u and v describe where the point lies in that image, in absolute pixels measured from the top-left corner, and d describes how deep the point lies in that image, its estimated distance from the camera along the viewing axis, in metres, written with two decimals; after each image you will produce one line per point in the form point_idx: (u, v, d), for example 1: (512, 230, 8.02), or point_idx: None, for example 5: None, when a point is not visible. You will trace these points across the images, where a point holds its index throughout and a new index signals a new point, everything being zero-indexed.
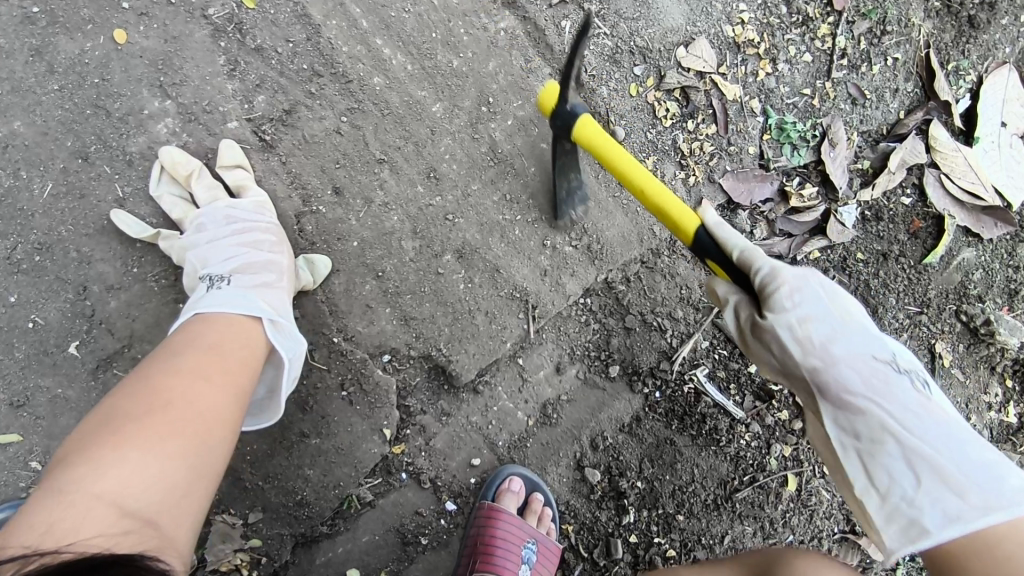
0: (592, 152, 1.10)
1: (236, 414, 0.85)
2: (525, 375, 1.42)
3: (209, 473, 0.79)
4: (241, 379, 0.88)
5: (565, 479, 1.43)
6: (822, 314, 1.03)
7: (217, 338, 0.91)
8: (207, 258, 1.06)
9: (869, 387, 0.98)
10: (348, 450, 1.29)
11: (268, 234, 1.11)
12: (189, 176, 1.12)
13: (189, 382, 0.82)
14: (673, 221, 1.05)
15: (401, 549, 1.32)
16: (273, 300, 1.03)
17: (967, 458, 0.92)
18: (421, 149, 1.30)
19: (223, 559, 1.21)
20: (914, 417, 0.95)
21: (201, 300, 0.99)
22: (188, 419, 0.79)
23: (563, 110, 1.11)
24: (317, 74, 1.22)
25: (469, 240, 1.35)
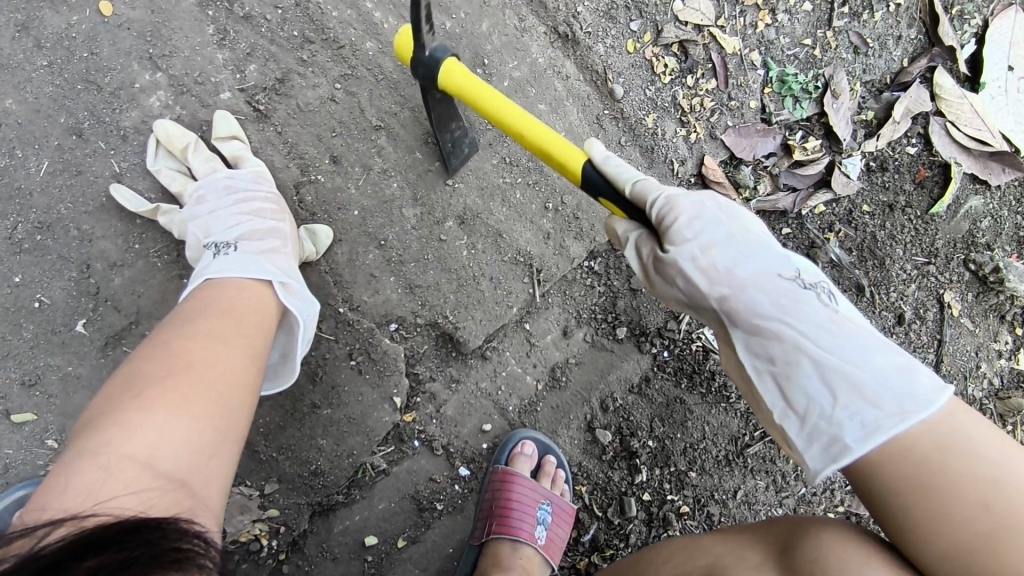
0: (464, 98, 1.07)
1: (254, 376, 0.86)
2: (532, 340, 1.42)
3: (234, 435, 0.80)
4: (258, 343, 0.89)
5: (576, 442, 1.44)
6: (702, 232, 0.99)
7: (230, 303, 0.91)
8: (210, 228, 1.06)
9: (775, 307, 0.91)
10: (360, 419, 1.29)
11: (269, 203, 1.10)
12: (185, 148, 1.11)
13: (207, 348, 0.83)
14: (556, 161, 1.02)
15: (417, 515, 1.33)
16: (281, 264, 1.03)
17: (879, 369, 0.84)
18: (417, 114, 1.28)
19: (242, 529, 1.23)
20: (823, 334, 0.88)
21: (207, 267, 0.99)
22: (210, 382, 0.79)
23: (422, 59, 1.05)
24: (309, 40, 1.21)
25: (470, 205, 1.34)
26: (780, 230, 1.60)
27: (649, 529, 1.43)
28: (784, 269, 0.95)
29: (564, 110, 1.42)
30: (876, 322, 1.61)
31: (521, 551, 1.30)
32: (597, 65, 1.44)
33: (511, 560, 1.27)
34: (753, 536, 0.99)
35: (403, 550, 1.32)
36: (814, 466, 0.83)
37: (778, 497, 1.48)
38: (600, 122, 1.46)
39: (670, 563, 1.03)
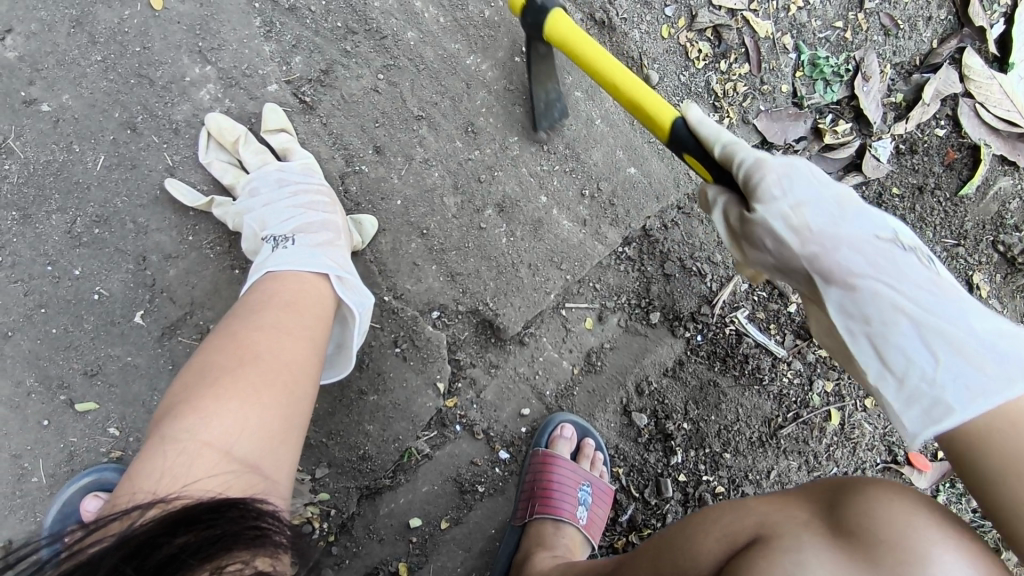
0: (566, 50, 1.09)
1: (318, 366, 0.88)
2: (568, 325, 1.44)
3: (299, 422, 0.82)
4: (319, 336, 0.91)
5: (612, 424, 1.47)
6: (798, 192, 0.91)
7: (292, 295, 0.93)
8: (264, 220, 1.08)
9: (875, 267, 0.85)
10: (405, 405, 1.32)
11: (321, 195, 1.12)
12: (236, 142, 1.13)
13: (273, 338, 0.85)
14: (646, 113, 1.01)
15: (459, 497, 1.37)
16: (336, 256, 1.04)
17: (974, 331, 0.80)
18: (457, 104, 1.29)
19: (295, 513, 1.26)
20: (925, 293, 0.83)
21: (267, 259, 1.01)
22: (277, 371, 0.82)
23: (533, 8, 1.09)
24: (352, 31, 1.21)
25: (509, 193, 1.35)
26: None
27: (685, 509, 1.46)
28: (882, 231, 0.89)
29: (600, 96, 1.41)
30: None
31: (564, 530, 1.33)
32: (632, 51, 1.46)
33: (555, 538, 1.30)
34: (794, 495, 0.88)
35: (446, 531, 1.36)
36: (907, 427, 0.79)
37: (810, 477, 1.51)
38: None
39: (714, 527, 0.88)
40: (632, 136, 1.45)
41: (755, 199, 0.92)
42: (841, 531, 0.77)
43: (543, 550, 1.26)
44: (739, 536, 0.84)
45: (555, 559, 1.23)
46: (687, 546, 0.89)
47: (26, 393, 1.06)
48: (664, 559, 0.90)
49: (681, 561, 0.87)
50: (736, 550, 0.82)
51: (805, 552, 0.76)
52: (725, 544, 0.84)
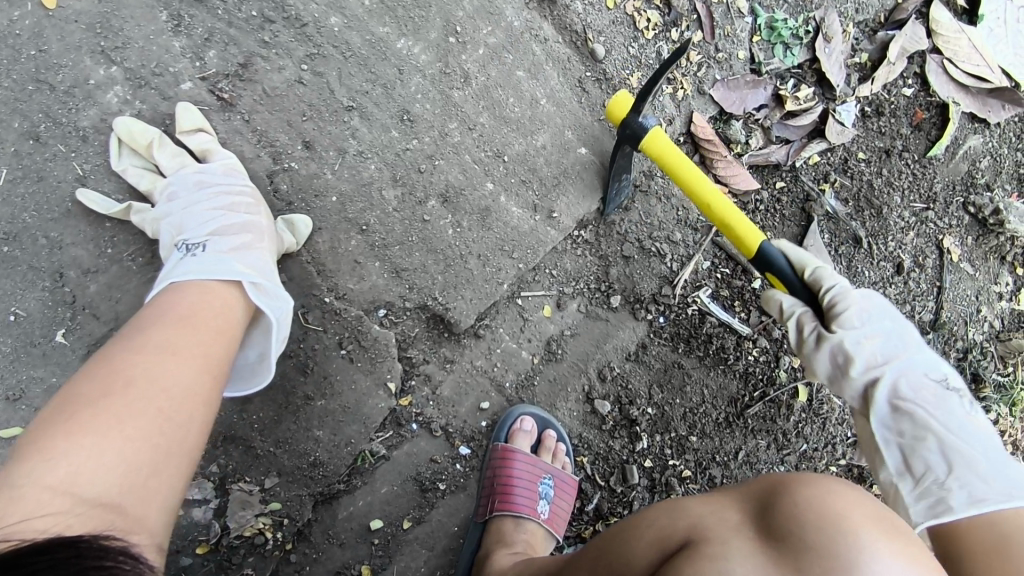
0: (660, 163, 1.19)
1: (209, 387, 0.82)
2: (525, 315, 1.40)
3: (180, 452, 0.77)
4: (215, 353, 0.85)
5: (575, 413, 1.43)
6: (871, 321, 1.12)
7: (188, 307, 0.87)
8: (180, 225, 1.02)
9: (919, 396, 1.06)
10: (355, 408, 1.28)
11: (244, 199, 1.06)
12: (149, 145, 1.06)
13: (152, 359, 0.79)
14: (734, 234, 1.14)
15: (421, 496, 1.34)
16: (252, 261, 0.99)
17: (990, 459, 0.99)
18: (390, 91, 1.23)
19: (246, 524, 1.23)
20: (958, 426, 1.03)
21: (175, 267, 0.96)
22: (151, 398, 0.76)
23: (632, 122, 1.19)
24: (269, 20, 1.14)
25: (452, 182, 1.29)
26: (774, 184, 1.55)
27: (652, 495, 1.44)
28: (936, 375, 1.10)
29: (544, 74, 1.35)
30: (876, 274, 1.56)
31: (526, 526, 1.31)
32: (576, 25, 1.36)
33: (516, 535, 1.28)
34: (735, 492, 0.85)
35: (409, 531, 1.33)
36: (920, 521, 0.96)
37: (779, 455, 1.48)
38: (582, 85, 1.38)
39: (650, 528, 0.86)
40: (580, 114, 1.38)
41: (834, 321, 1.12)
42: (770, 535, 0.74)
43: (504, 548, 1.24)
44: (672, 536, 0.81)
45: (516, 555, 1.21)
46: (624, 549, 0.87)
47: None
48: (603, 559, 0.88)
49: (619, 565, 0.85)
50: (667, 554, 0.79)
51: (730, 560, 0.73)
52: (658, 546, 0.82)
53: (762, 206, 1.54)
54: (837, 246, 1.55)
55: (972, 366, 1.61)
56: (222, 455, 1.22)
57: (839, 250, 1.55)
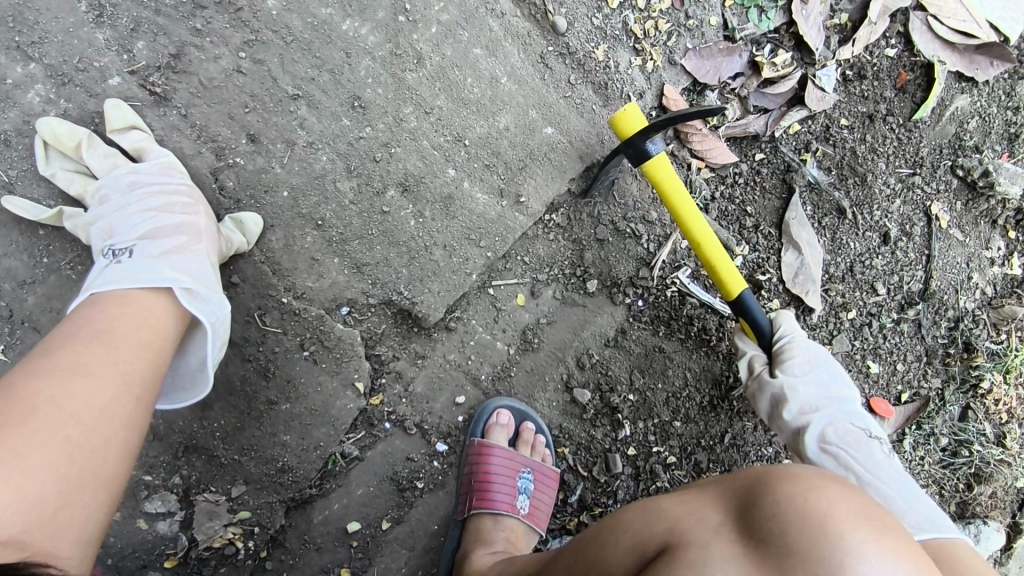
0: (659, 190, 1.21)
1: (127, 412, 0.79)
2: (497, 305, 1.35)
3: (92, 482, 0.74)
4: (136, 374, 0.82)
5: (554, 404, 1.39)
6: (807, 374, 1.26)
7: (107, 324, 0.84)
8: (109, 229, 0.98)
9: (845, 441, 1.21)
10: (323, 410, 1.23)
11: (179, 201, 1.01)
12: (77, 146, 1.00)
13: (62, 384, 0.75)
14: (721, 278, 1.22)
15: (398, 496, 1.29)
16: (184, 267, 0.95)
17: (906, 497, 1.13)
18: (338, 77, 1.16)
19: (214, 535, 1.18)
20: (878, 469, 1.17)
21: (97, 277, 0.92)
22: (60, 426, 0.72)
23: (637, 145, 1.19)
24: (200, 6, 1.07)
25: (411, 170, 1.23)
26: (753, 156, 1.49)
27: (637, 483, 1.39)
28: (862, 424, 1.25)
29: (503, 51, 1.28)
30: (862, 245, 1.50)
31: (505, 524, 1.27)
32: None
33: (494, 532, 1.24)
34: (713, 490, 0.80)
35: (388, 532, 1.29)
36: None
37: (767, 436, 1.44)
38: (544, 62, 1.31)
39: (627, 533, 0.80)
40: (544, 91, 1.31)
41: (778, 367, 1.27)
42: (752, 538, 0.69)
43: (482, 548, 1.20)
44: (649, 543, 0.76)
45: (495, 555, 1.17)
46: (600, 554, 0.81)
47: None
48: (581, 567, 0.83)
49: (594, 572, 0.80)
50: (645, 561, 0.74)
51: (710, 566, 0.68)
52: (636, 554, 0.77)
53: (741, 179, 1.48)
54: (821, 218, 1.49)
55: (963, 335, 1.56)
56: (185, 466, 1.17)
57: (823, 221, 1.49)
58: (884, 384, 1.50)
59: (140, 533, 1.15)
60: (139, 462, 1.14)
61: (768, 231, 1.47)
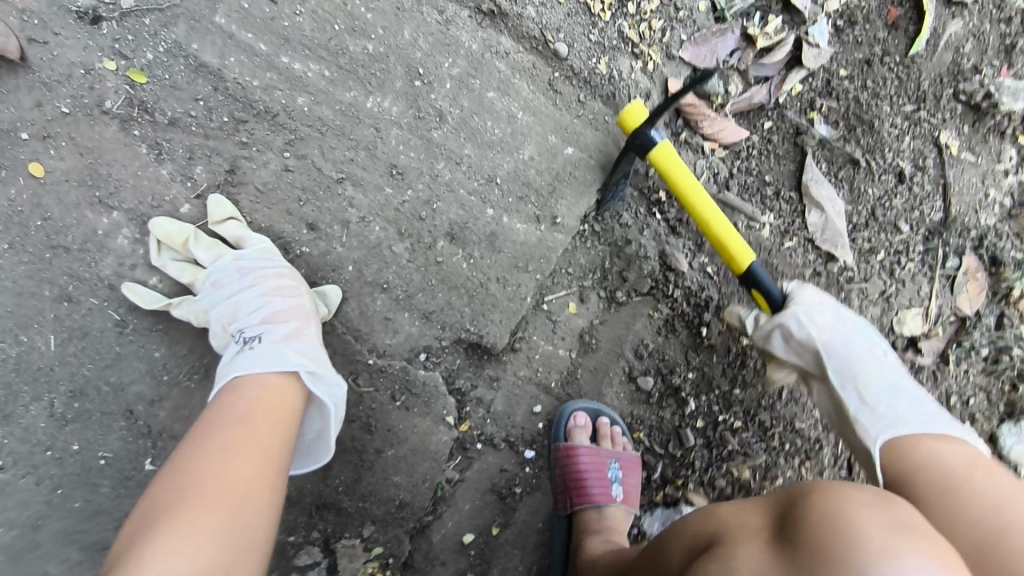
0: (667, 178, 1.27)
1: (267, 483, 0.86)
2: (553, 317, 1.44)
3: (250, 542, 0.80)
4: (261, 459, 0.88)
5: (622, 395, 1.50)
6: (846, 335, 1.30)
7: (250, 404, 0.94)
8: (230, 315, 1.08)
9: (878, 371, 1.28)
10: (423, 447, 1.37)
11: (284, 280, 1.11)
12: (187, 241, 1.11)
13: (218, 461, 0.84)
14: (728, 252, 1.27)
15: (501, 503, 1.43)
16: (303, 351, 1.05)
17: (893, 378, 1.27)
18: (373, 152, 1.25)
19: (357, 572, 1.34)
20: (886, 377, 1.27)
21: (233, 360, 1.02)
22: (221, 496, 0.81)
23: (643, 133, 1.27)
24: (241, 121, 1.16)
25: (455, 219, 1.33)
26: (763, 126, 1.55)
27: (710, 451, 1.52)
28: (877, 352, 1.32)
29: (515, 88, 1.36)
30: (879, 189, 1.58)
31: (607, 514, 1.39)
32: (534, 30, 1.35)
33: (599, 522, 1.38)
34: (761, 501, 0.91)
35: (499, 536, 1.43)
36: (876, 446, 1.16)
37: None
38: (553, 88, 1.39)
39: (686, 539, 0.94)
40: (558, 116, 1.40)
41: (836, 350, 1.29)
42: (778, 536, 0.80)
43: (593, 537, 1.34)
44: (700, 542, 0.89)
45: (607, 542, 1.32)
46: (666, 555, 0.95)
47: (79, 565, 1.08)
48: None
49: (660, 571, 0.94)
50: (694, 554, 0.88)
51: (740, 559, 0.79)
52: (689, 550, 0.90)
53: (755, 151, 1.55)
54: (836, 172, 1.56)
55: (989, 251, 1.65)
56: (319, 521, 1.31)
57: (838, 175, 1.56)
58: (920, 313, 1.60)
59: None
60: (282, 527, 1.29)
61: (789, 195, 1.55)
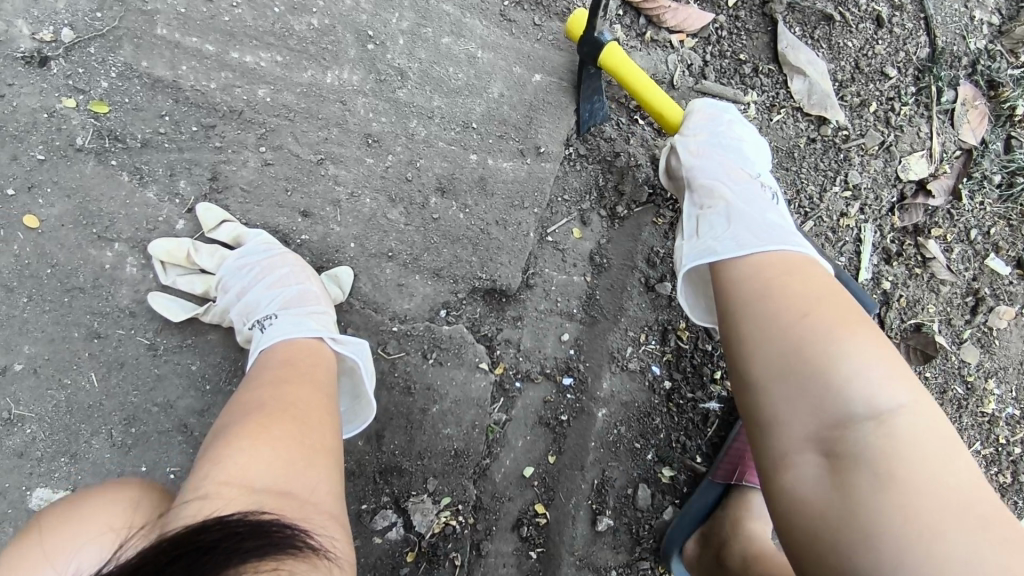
0: (617, 76, 1.31)
1: (322, 405, 0.93)
2: (561, 247, 1.45)
3: (321, 450, 0.86)
4: (316, 392, 0.94)
5: (645, 305, 1.48)
6: (713, 152, 1.28)
7: (286, 356, 0.99)
8: (247, 308, 1.12)
9: (728, 182, 1.24)
10: (465, 396, 1.38)
11: (290, 263, 1.15)
12: (188, 254, 1.14)
13: (275, 390, 0.91)
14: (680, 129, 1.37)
15: (552, 432, 1.43)
16: (323, 320, 1.08)
17: (749, 195, 1.21)
18: (345, 126, 1.26)
19: (431, 523, 1.35)
20: (739, 192, 1.22)
21: (261, 339, 1.05)
22: (285, 414, 0.87)
23: (591, 39, 1.30)
24: (210, 126, 1.18)
25: (441, 173, 1.33)
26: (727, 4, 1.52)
27: None
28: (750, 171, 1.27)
29: (468, 27, 1.35)
30: (860, 39, 1.54)
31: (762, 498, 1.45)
32: None
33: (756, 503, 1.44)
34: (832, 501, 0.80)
35: (557, 463, 1.43)
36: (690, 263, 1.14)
37: (838, 250, 1.52)
38: (506, 17, 1.38)
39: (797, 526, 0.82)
40: (518, 45, 1.38)
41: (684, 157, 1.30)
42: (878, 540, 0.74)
43: (744, 519, 1.39)
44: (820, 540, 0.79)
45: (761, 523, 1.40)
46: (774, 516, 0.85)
47: None
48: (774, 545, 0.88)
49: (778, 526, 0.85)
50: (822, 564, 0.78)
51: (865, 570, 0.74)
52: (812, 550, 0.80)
53: (724, 32, 1.51)
54: (812, 33, 1.53)
55: (984, 76, 1.60)
56: (385, 486, 1.34)
57: (814, 35, 1.53)
58: (924, 155, 1.56)
59: (378, 545, 1.33)
60: (351, 497, 1.32)
61: (768, 68, 1.51)
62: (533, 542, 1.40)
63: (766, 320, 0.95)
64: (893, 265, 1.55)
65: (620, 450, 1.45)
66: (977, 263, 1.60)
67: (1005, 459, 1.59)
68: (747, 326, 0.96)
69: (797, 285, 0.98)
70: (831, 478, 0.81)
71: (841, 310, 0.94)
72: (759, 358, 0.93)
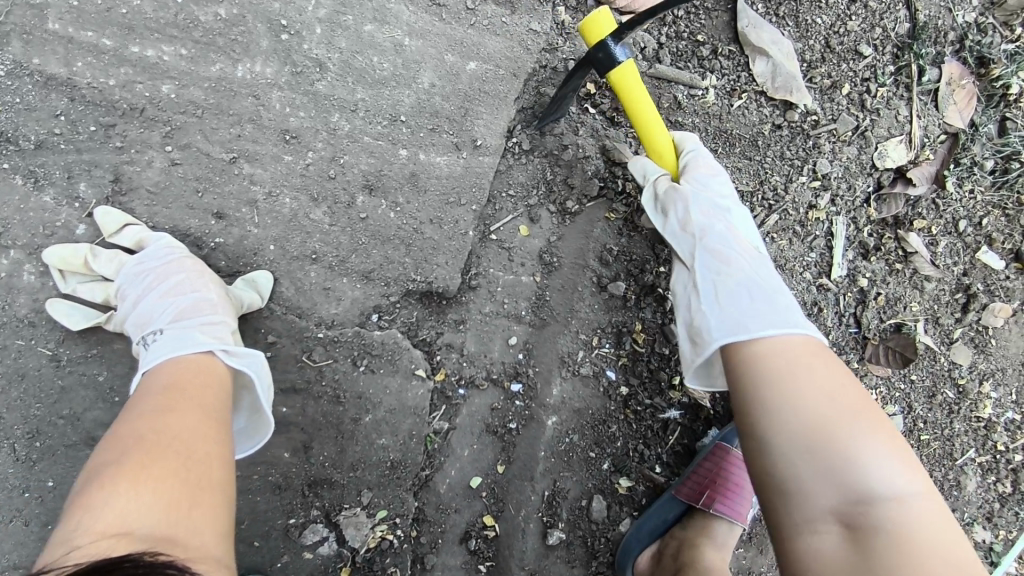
0: (627, 103, 1.17)
1: (212, 433, 0.86)
2: (505, 246, 1.36)
3: (208, 484, 0.80)
4: (205, 418, 0.87)
5: (596, 306, 1.38)
6: (717, 212, 1.19)
7: (174, 379, 0.91)
8: (142, 318, 1.05)
9: (739, 251, 1.15)
10: (402, 405, 1.30)
11: (191, 270, 1.09)
12: (86, 261, 1.09)
13: (159, 420, 0.83)
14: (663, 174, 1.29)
15: (500, 441, 1.34)
16: (217, 333, 1.02)
17: (757, 267, 1.14)
18: (260, 122, 1.20)
19: (367, 537, 1.27)
20: (750, 264, 1.14)
21: (149, 352, 0.99)
22: (169, 448, 0.80)
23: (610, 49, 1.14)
24: (110, 125, 1.15)
25: (368, 169, 1.26)
26: None
27: None
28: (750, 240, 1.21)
29: (392, 14, 1.28)
30: (830, 16, 1.42)
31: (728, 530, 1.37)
32: None
33: (721, 535, 1.35)
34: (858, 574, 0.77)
35: (507, 473, 1.34)
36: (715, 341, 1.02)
37: (808, 245, 1.40)
38: (435, 4, 1.31)
39: None
40: (447, 32, 1.31)
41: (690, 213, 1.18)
42: None
43: (704, 548, 1.31)
44: None
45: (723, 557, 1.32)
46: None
47: None
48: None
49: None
50: None
51: None
52: None
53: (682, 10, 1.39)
54: (776, 10, 1.41)
55: (973, 53, 1.46)
56: (315, 499, 1.27)
57: (778, 13, 1.41)
58: (904, 141, 1.43)
59: (309, 561, 1.27)
60: (280, 511, 1.26)
61: (729, 49, 1.40)
62: (481, 556, 1.31)
63: (793, 395, 0.90)
64: (871, 260, 1.43)
65: (574, 460, 1.36)
66: (966, 256, 1.47)
67: (1003, 467, 1.46)
68: (772, 394, 0.91)
69: (815, 368, 0.93)
70: (853, 550, 0.79)
71: (852, 391, 0.92)
72: (781, 430, 0.88)
